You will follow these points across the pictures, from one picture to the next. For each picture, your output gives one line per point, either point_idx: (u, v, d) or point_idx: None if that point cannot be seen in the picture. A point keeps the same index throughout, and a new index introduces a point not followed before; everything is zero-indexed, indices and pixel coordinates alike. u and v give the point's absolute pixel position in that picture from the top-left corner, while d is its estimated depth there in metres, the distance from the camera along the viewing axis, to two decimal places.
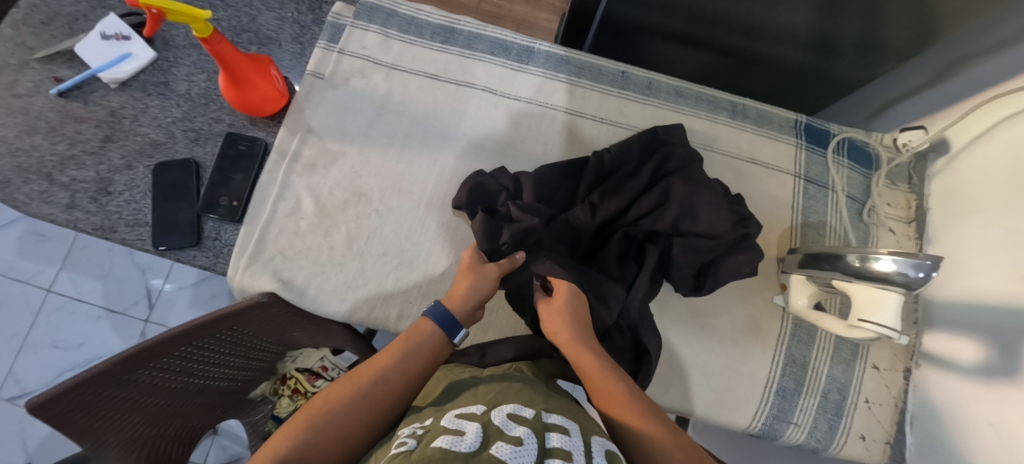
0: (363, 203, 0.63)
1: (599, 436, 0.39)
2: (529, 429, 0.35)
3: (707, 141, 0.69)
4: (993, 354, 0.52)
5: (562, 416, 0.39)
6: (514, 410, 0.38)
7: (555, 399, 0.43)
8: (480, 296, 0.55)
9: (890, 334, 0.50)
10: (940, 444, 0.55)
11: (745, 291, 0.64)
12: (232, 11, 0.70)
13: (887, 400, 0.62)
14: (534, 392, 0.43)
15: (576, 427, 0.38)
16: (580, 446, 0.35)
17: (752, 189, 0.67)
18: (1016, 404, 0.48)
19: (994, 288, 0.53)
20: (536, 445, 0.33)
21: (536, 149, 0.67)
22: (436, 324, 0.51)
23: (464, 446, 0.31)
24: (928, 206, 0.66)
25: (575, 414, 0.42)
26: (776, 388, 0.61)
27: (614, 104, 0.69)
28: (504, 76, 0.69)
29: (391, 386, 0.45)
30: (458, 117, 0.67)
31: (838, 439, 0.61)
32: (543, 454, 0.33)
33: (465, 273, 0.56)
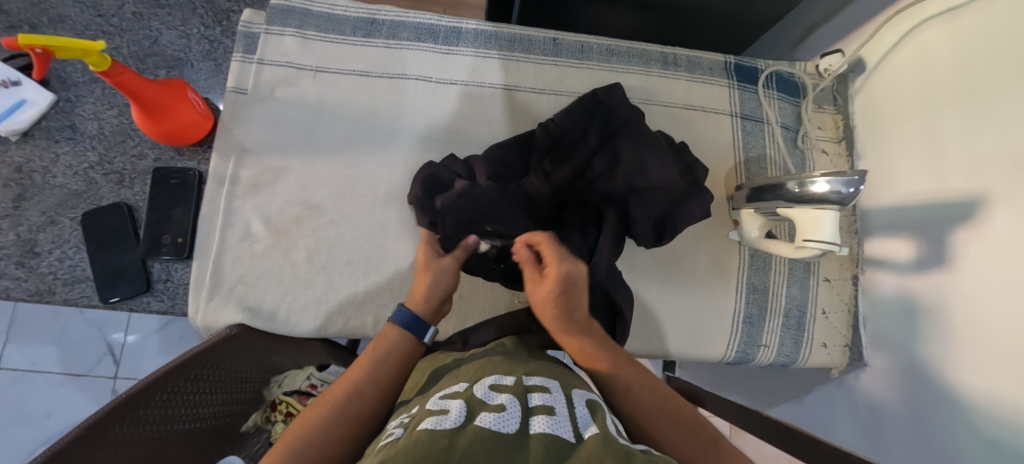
0: (317, 214, 0.61)
1: (580, 388, 0.41)
2: (510, 395, 0.37)
3: (645, 96, 0.70)
4: (925, 248, 0.57)
5: (543, 377, 0.42)
6: (496, 381, 0.40)
7: (537, 363, 0.46)
8: (444, 291, 0.53)
9: (832, 248, 0.54)
10: (890, 336, 0.61)
11: (703, 233, 0.67)
12: (130, 36, 0.64)
13: (840, 307, 0.68)
14: (513, 360, 0.45)
15: (557, 383, 0.41)
16: (560, 400, 0.37)
17: (694, 135, 0.70)
18: (948, 288, 0.54)
19: (919, 190, 0.58)
20: (518, 407, 0.35)
21: (482, 131, 0.67)
22: (402, 328, 0.51)
23: (449, 422, 0.33)
24: (854, 123, 0.70)
25: (556, 373, 0.44)
26: (743, 317, 0.66)
27: (550, 73, 0.69)
28: (436, 62, 0.67)
29: (366, 396, 0.45)
30: (398, 112, 0.65)
31: (804, 350, 0.66)
32: (526, 413, 0.35)
33: (422, 271, 0.54)
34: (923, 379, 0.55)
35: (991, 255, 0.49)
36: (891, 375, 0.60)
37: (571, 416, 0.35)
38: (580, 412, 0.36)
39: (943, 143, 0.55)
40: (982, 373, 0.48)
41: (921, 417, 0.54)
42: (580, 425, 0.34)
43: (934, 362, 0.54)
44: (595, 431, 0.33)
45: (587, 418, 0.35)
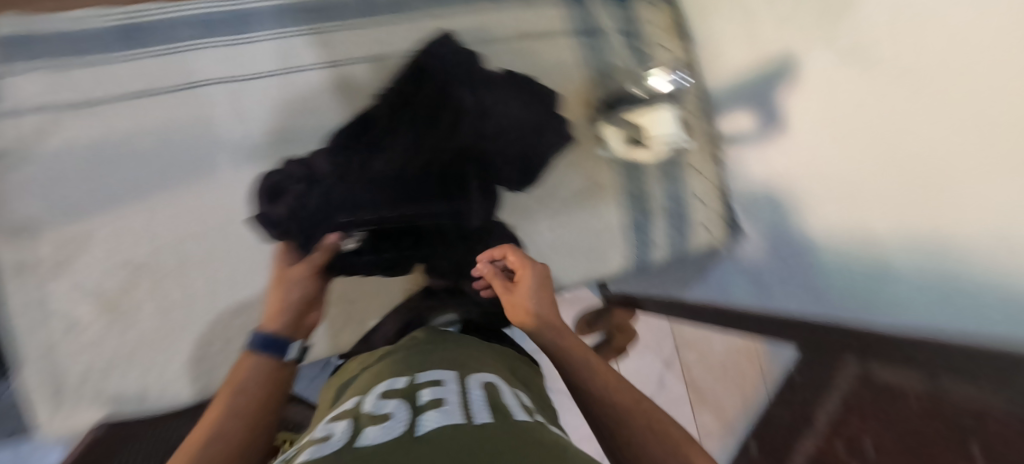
0: (152, 270, 0.54)
1: (479, 372, 0.39)
2: (399, 401, 0.34)
3: (479, 36, 0.65)
4: (768, 114, 0.60)
5: (439, 368, 0.40)
6: (388, 387, 0.38)
7: (437, 353, 0.44)
8: (298, 300, 0.47)
9: None
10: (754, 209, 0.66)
11: (572, 160, 0.67)
12: None
13: (712, 191, 0.71)
14: (408, 363, 0.42)
15: (452, 373, 0.39)
16: (454, 390, 0.35)
17: (538, 65, 0.67)
18: (788, 147, 0.57)
19: (746, 62, 0.62)
20: (408, 410, 0.32)
21: (310, 120, 0.59)
22: (259, 353, 0.40)
23: (334, 443, 0.27)
24: (687, 13, 0.71)
25: (456, 359, 0.42)
26: (630, 227, 0.69)
27: (368, 36, 0.61)
28: (229, 58, 0.58)
29: (237, 430, 0.32)
30: (205, 127, 0.56)
31: (688, 238, 0.71)
32: (417, 414, 0.32)
33: (276, 286, 0.48)
34: (780, 236, 0.61)
35: (818, 110, 0.51)
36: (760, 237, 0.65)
37: (463, 403, 0.32)
38: (474, 395, 0.34)
39: (757, 14, 0.58)
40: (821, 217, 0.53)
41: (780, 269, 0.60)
42: (474, 409, 0.31)
43: (806, 244, 0.56)
44: (488, 414, 0.30)
45: (480, 400, 0.33)
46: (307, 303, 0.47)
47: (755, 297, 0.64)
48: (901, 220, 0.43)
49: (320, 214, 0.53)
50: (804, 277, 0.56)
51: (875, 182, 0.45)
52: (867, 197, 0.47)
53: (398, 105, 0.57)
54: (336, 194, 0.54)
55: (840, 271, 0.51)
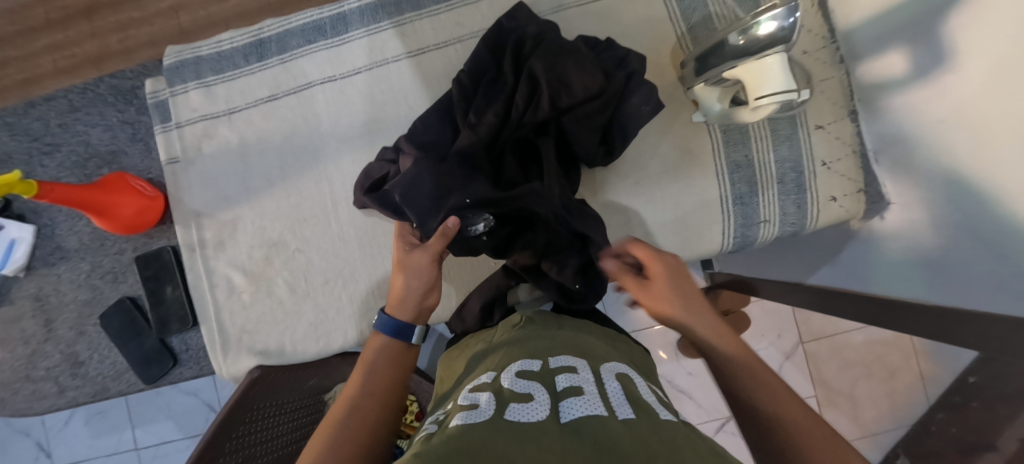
0: (283, 248, 0.64)
1: (610, 363, 0.36)
2: (534, 381, 0.32)
3: (555, 3, 0.62)
4: (932, 51, 0.48)
5: (568, 356, 0.37)
6: (520, 366, 0.35)
7: (554, 338, 0.41)
8: (417, 289, 0.52)
9: (789, 97, 0.47)
10: (918, 181, 0.53)
11: (662, 127, 0.60)
12: (70, 145, 0.73)
13: (845, 152, 0.60)
14: (538, 340, 0.40)
15: (584, 362, 0.36)
16: (589, 378, 0.32)
17: (621, 26, 0.62)
18: (962, 90, 0.45)
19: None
20: (546, 394, 0.29)
21: (400, 109, 0.63)
22: (386, 335, 0.51)
23: (484, 415, 0.25)
24: None
25: (583, 351, 0.38)
26: (733, 199, 0.60)
27: (448, 20, 0.63)
28: (332, 58, 0.64)
29: (368, 404, 0.43)
30: (316, 122, 0.64)
31: (812, 211, 0.59)
32: (556, 399, 0.29)
33: (397, 269, 0.54)
34: (959, 214, 0.47)
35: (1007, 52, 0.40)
36: (937, 226, 0.51)
37: (604, 395, 0.29)
38: (611, 389, 0.30)
39: None
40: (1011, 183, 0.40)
41: (965, 263, 0.46)
42: (613, 402, 0.28)
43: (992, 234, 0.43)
44: (629, 408, 0.27)
45: (620, 395, 0.29)
46: (428, 288, 0.53)
47: (935, 296, 0.49)
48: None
49: (426, 196, 0.53)
50: (981, 261, 0.44)
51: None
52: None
53: (481, 90, 0.58)
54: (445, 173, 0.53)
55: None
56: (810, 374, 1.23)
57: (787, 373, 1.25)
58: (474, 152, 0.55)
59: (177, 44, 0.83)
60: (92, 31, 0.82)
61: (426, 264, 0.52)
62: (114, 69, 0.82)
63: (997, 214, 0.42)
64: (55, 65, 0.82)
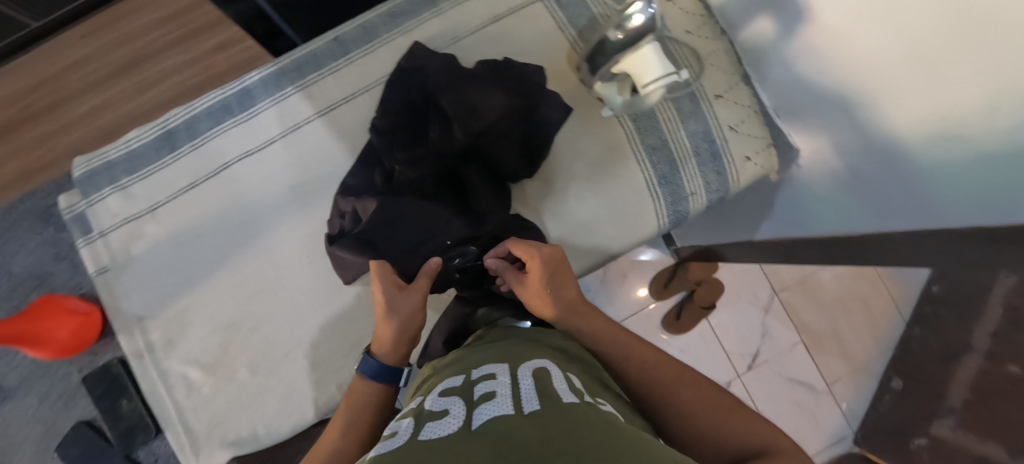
0: (235, 331, 0.62)
1: (534, 359, 0.38)
2: (454, 397, 0.33)
3: (450, 36, 0.64)
4: (791, 13, 0.54)
5: (491, 363, 0.38)
6: (445, 385, 0.37)
7: (486, 350, 0.42)
8: (407, 333, 0.52)
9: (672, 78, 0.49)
10: (810, 121, 0.60)
11: (576, 128, 0.62)
12: None
13: (747, 113, 0.63)
14: (470, 355, 0.42)
15: (506, 365, 0.37)
16: (506, 381, 0.33)
17: (515, 42, 0.64)
18: (829, 45, 0.51)
19: None
20: (463, 406, 0.31)
21: (323, 167, 0.64)
22: (370, 379, 0.52)
23: (397, 441, 0.26)
24: None
25: (511, 352, 0.40)
26: (657, 180, 0.62)
27: (351, 72, 0.64)
28: (244, 133, 0.64)
29: (346, 453, 0.45)
30: (241, 199, 0.63)
31: (731, 173, 0.62)
32: (472, 409, 0.30)
33: (384, 315, 0.52)
34: (864, 144, 0.53)
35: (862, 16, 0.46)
36: (838, 160, 0.58)
37: (517, 393, 0.30)
38: (525, 384, 0.32)
39: None
40: (904, 111, 0.46)
41: (877, 183, 0.53)
42: (525, 399, 0.30)
43: (903, 161, 0.48)
44: (537, 399, 0.29)
45: (532, 389, 0.31)
46: (416, 332, 0.54)
47: (872, 224, 0.55)
48: (980, 90, 0.37)
49: (399, 228, 0.55)
50: (896, 188, 0.51)
51: (946, 52, 0.39)
52: (935, 78, 0.41)
53: (400, 132, 0.58)
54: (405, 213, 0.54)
55: (932, 166, 0.45)
56: (792, 324, 1.28)
57: (771, 327, 1.27)
58: (420, 178, 0.57)
59: (93, 148, 0.80)
60: None
61: (416, 308, 0.53)
62: (34, 189, 0.80)
63: (888, 138, 0.49)
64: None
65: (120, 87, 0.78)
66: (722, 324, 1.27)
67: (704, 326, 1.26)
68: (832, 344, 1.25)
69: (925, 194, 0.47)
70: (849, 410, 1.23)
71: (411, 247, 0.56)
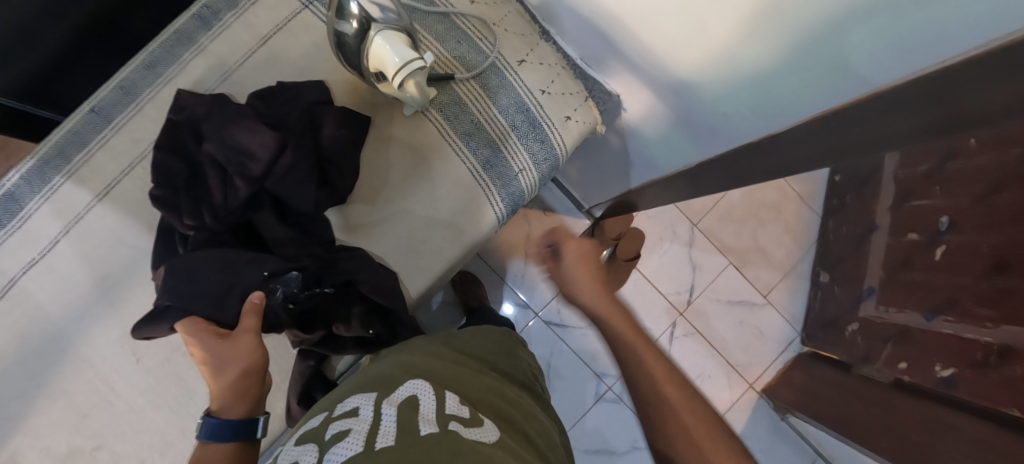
0: (82, 453, 0.56)
1: (411, 382, 0.39)
2: (309, 444, 0.32)
3: (218, 73, 0.58)
4: None
5: (360, 394, 0.38)
6: (304, 430, 0.35)
7: (360, 381, 0.42)
8: (249, 375, 0.46)
9: (416, 64, 0.44)
10: (610, 69, 0.57)
11: (381, 135, 0.58)
12: None
13: (557, 70, 0.60)
14: (345, 388, 0.41)
15: (375, 394, 0.37)
16: (366, 415, 0.33)
17: (292, 62, 0.58)
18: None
19: None
20: (314, 453, 0.30)
21: (122, 252, 0.57)
22: (213, 442, 0.42)
23: None
24: None
25: (387, 380, 0.40)
26: (482, 167, 0.58)
27: (121, 141, 0.57)
28: (22, 240, 0.55)
29: None
30: (40, 312, 0.55)
31: (555, 140, 0.60)
32: (321, 455, 0.30)
33: (212, 366, 0.45)
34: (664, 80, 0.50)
35: None
36: (658, 103, 0.54)
37: (373, 428, 0.31)
38: (388, 415, 0.33)
39: None
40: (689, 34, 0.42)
41: (696, 118, 0.50)
42: (380, 433, 0.31)
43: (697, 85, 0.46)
44: (392, 436, 0.30)
45: (393, 423, 0.32)
46: (261, 373, 0.48)
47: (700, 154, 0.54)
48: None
49: (201, 282, 0.46)
50: (703, 115, 0.48)
51: None
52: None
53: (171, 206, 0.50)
54: (189, 272, 0.46)
55: (732, 89, 0.42)
56: (716, 248, 1.27)
57: (698, 258, 1.26)
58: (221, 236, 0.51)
59: None
60: None
61: (251, 348, 0.47)
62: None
63: (688, 72, 0.45)
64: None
65: None
66: (653, 269, 1.25)
67: (637, 275, 1.24)
68: (757, 256, 1.27)
69: (725, 120, 0.46)
70: (789, 314, 1.27)
71: (216, 307, 0.46)
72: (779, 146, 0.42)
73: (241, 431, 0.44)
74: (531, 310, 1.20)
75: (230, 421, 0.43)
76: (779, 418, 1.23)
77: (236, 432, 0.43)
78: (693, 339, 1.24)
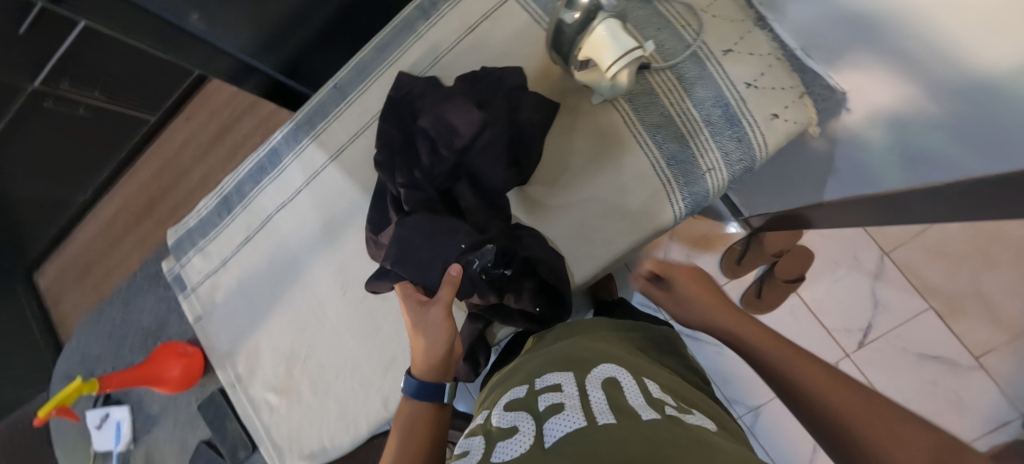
0: (297, 359, 0.71)
1: (604, 365, 0.39)
2: (522, 412, 0.34)
3: (431, 57, 0.65)
4: None
5: (555, 372, 0.39)
6: (511, 397, 0.38)
7: (549, 356, 0.44)
8: (440, 347, 0.51)
9: (634, 54, 0.44)
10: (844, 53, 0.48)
11: (568, 121, 0.59)
12: (112, 339, 0.89)
13: (769, 62, 0.54)
14: (534, 363, 0.44)
15: (572, 373, 0.38)
16: (572, 393, 0.34)
17: (494, 48, 0.62)
18: None
19: None
20: (529, 421, 0.32)
21: (342, 204, 0.69)
22: (411, 399, 0.51)
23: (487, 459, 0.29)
24: None
25: (578, 358, 0.41)
26: (666, 161, 0.56)
27: (352, 113, 0.68)
28: (278, 186, 0.71)
29: None
30: (284, 243, 0.71)
31: (754, 139, 0.54)
32: (541, 423, 0.31)
33: (415, 332, 0.51)
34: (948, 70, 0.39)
35: None
36: (919, 104, 0.44)
37: (585, 404, 0.31)
38: (595, 396, 0.33)
39: None
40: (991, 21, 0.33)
41: (972, 124, 0.40)
42: (595, 409, 0.30)
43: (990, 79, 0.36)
44: (611, 414, 0.28)
45: (604, 402, 0.31)
46: (451, 346, 0.52)
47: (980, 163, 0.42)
48: None
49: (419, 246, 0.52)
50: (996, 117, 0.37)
51: None
52: None
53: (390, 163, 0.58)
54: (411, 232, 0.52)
55: None
56: None
57: None
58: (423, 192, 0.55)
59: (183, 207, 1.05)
60: (143, 235, 1.05)
61: (441, 321, 0.50)
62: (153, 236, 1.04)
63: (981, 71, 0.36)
64: (130, 255, 1.04)
65: (217, 154, 1.06)
66: (817, 297, 1.05)
67: (795, 301, 1.07)
68: None
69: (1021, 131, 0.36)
70: None
71: (419, 273, 0.52)
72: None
73: (433, 395, 0.51)
74: None
75: (425, 386, 0.50)
76: None
77: (429, 396, 0.50)
78: None
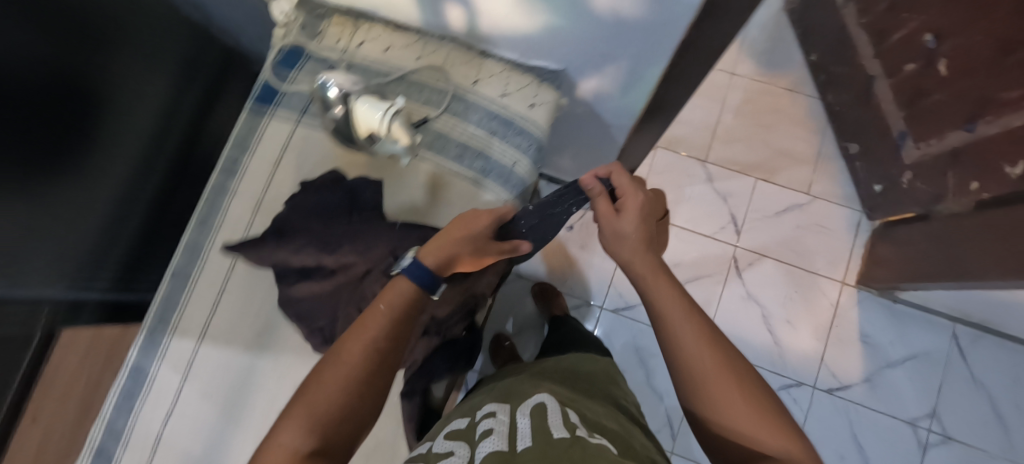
0: None
1: (540, 396, 0.48)
2: (459, 440, 0.41)
3: (254, 202, 0.69)
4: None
5: (495, 405, 0.48)
6: (453, 427, 0.46)
7: (494, 396, 0.52)
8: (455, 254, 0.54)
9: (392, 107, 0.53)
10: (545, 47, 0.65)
11: (396, 186, 0.68)
12: None
13: (508, 74, 0.69)
14: (479, 401, 0.53)
15: (508, 407, 0.47)
16: (503, 422, 0.42)
17: (305, 167, 0.69)
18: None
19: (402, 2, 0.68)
20: (463, 448, 0.39)
21: (234, 373, 0.66)
22: (410, 281, 0.50)
23: None
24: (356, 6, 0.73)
25: (520, 396, 0.50)
26: (482, 175, 0.66)
27: (202, 288, 0.68)
28: (155, 400, 0.65)
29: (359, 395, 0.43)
30: (189, 452, 0.64)
31: (531, 127, 0.67)
32: (473, 447, 0.38)
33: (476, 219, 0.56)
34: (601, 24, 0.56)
35: None
36: (609, 47, 0.60)
37: (511, 432, 0.39)
38: (522, 423, 0.41)
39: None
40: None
41: (639, 47, 0.57)
42: (519, 436, 0.37)
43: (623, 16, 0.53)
44: (529, 438, 0.36)
45: (527, 427, 0.39)
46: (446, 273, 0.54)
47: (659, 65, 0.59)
48: None
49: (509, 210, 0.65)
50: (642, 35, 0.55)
51: None
52: None
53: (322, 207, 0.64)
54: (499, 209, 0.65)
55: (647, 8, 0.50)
56: (738, 171, 1.27)
57: (724, 188, 1.26)
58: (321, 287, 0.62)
59: None
60: None
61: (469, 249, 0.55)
62: None
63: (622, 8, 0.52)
64: None
65: None
66: (687, 218, 1.25)
67: (675, 230, 1.24)
68: (782, 160, 1.26)
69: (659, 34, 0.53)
70: (839, 198, 1.24)
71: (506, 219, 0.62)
72: (710, 28, 0.48)
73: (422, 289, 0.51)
74: (594, 304, 1.27)
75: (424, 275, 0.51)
76: (891, 301, 1.18)
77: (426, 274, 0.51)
78: (762, 264, 1.22)
